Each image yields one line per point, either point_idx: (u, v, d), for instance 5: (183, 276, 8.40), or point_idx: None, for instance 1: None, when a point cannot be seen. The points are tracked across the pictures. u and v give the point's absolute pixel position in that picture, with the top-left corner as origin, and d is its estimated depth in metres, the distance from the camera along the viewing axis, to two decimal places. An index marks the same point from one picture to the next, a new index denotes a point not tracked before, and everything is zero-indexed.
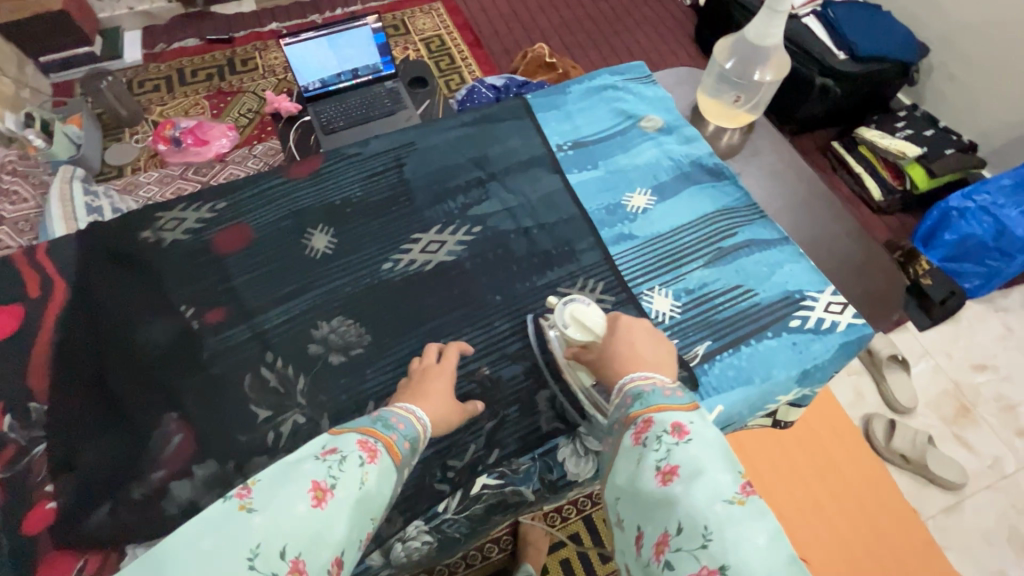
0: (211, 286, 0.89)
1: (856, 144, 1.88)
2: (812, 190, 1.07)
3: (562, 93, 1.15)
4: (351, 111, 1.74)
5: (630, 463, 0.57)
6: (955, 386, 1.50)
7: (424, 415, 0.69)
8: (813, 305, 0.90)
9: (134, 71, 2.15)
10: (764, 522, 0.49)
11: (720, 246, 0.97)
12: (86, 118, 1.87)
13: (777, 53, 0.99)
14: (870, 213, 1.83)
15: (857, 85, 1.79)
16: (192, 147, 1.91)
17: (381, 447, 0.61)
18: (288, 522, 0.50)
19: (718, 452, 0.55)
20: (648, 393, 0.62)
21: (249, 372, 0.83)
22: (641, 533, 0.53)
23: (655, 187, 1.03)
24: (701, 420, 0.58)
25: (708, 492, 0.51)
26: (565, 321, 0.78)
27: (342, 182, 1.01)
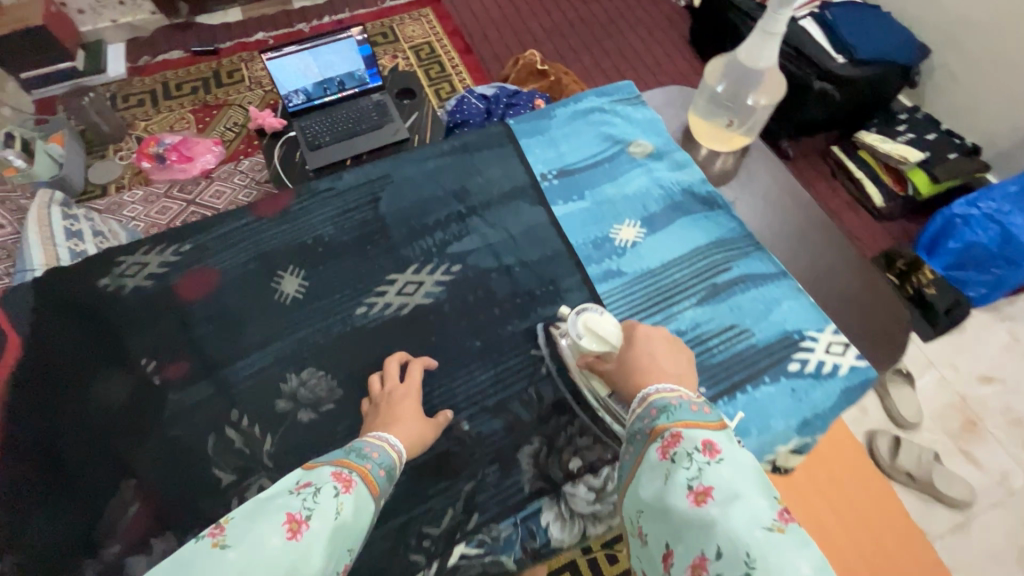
0: (174, 338, 0.85)
1: (856, 148, 1.82)
2: (810, 217, 1.01)
3: (546, 118, 1.10)
4: (336, 124, 1.68)
5: (656, 480, 0.51)
6: (961, 399, 1.45)
7: (398, 442, 0.67)
8: (813, 346, 0.85)
9: (118, 86, 2.09)
10: (809, 552, 0.43)
11: (714, 282, 0.91)
12: (68, 136, 1.83)
13: (770, 76, 0.94)
14: (872, 220, 1.79)
15: (859, 90, 1.72)
16: (177, 164, 1.88)
17: (356, 476, 0.58)
18: (262, 556, 0.46)
19: (754, 474, 0.49)
20: (675, 407, 0.56)
21: (212, 434, 0.78)
22: (669, 554, 0.47)
23: (645, 218, 0.98)
24: (732, 440, 0.53)
25: (746, 516, 0.45)
26: (579, 331, 0.75)
27: (314, 220, 0.96)
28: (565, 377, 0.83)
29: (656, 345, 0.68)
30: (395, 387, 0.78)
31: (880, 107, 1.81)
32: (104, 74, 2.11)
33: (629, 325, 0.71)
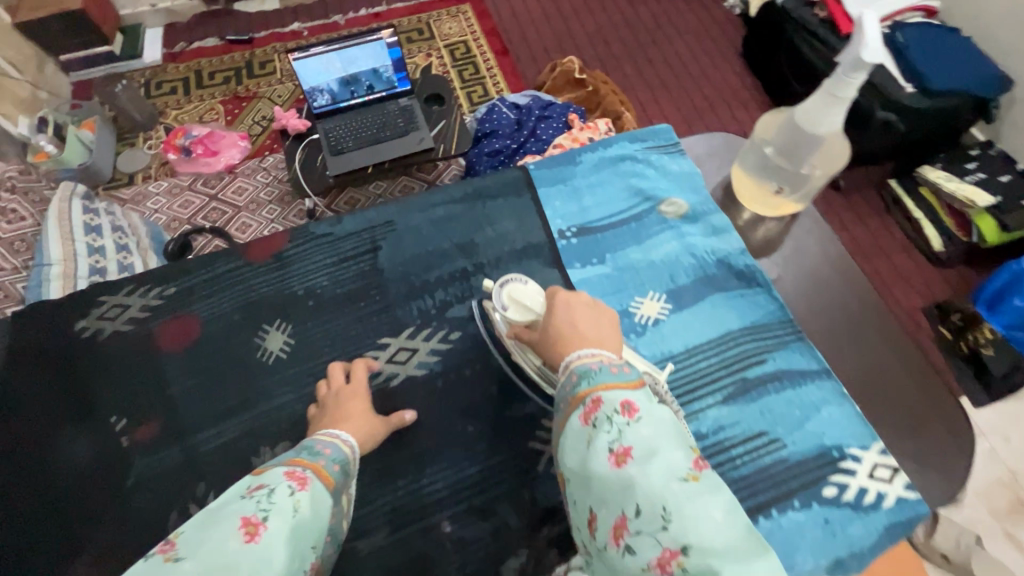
0: (146, 395, 0.79)
1: (916, 184, 1.65)
2: (865, 303, 0.88)
3: (570, 163, 0.99)
4: (360, 130, 1.60)
5: (580, 446, 0.50)
6: (1013, 477, 1.29)
7: (349, 436, 0.67)
8: (854, 468, 0.73)
9: (153, 72, 2.04)
10: (720, 497, 0.44)
11: (744, 376, 0.80)
12: (99, 123, 1.80)
13: (833, 142, 0.81)
14: (929, 265, 1.62)
15: (926, 123, 1.55)
16: (202, 157, 1.82)
17: (308, 472, 0.57)
18: (220, 562, 0.42)
19: (670, 428, 0.49)
20: (595, 370, 0.54)
21: (175, 510, 0.72)
22: (594, 515, 0.48)
23: (671, 291, 0.87)
24: (649, 397, 0.52)
25: (664, 471, 0.45)
26: (503, 303, 0.72)
27: (309, 268, 0.88)
28: None
29: (579, 310, 0.62)
30: (341, 389, 0.76)
31: (950, 141, 1.63)
32: (140, 60, 2.04)
33: (547, 292, 0.65)
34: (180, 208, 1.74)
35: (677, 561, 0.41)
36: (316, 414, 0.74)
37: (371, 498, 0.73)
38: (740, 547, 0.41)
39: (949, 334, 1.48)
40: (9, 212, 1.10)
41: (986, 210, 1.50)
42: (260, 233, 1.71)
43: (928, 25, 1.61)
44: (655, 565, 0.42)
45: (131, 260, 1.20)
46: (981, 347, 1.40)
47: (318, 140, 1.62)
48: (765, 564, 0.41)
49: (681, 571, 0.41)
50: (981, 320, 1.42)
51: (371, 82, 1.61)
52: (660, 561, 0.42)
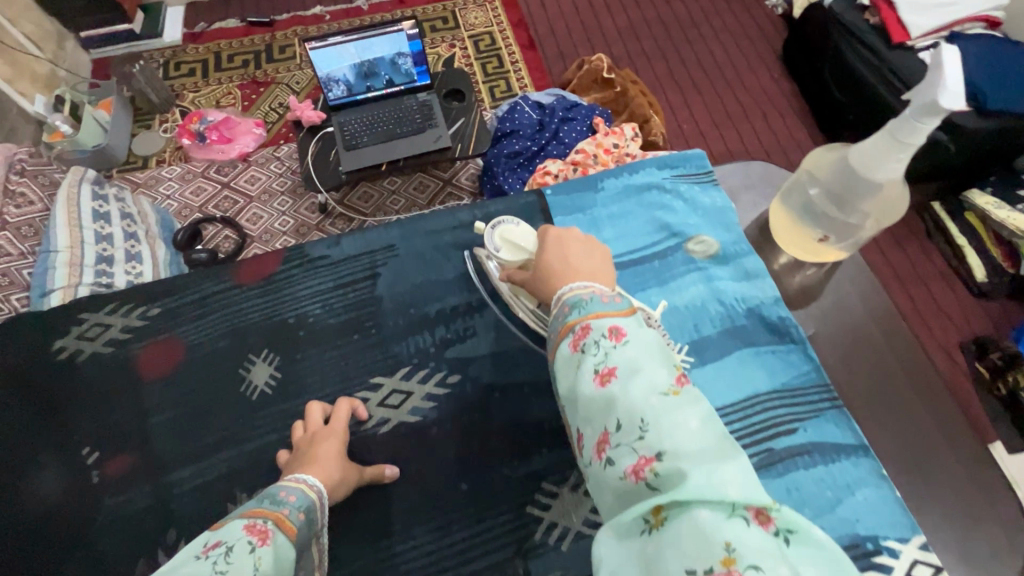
0: (122, 426, 0.74)
1: (963, 209, 1.52)
2: (910, 371, 0.79)
3: (591, 190, 0.91)
4: (376, 124, 1.53)
5: (569, 371, 0.49)
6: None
7: (315, 479, 0.62)
8: (891, 565, 0.65)
9: (172, 52, 1.98)
10: (699, 409, 0.42)
11: (770, 447, 0.71)
12: (116, 102, 1.76)
13: (892, 189, 0.72)
14: (971, 298, 1.50)
15: (980, 145, 1.43)
16: (216, 144, 1.76)
17: (270, 522, 0.52)
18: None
19: (657, 350, 0.46)
20: (587, 300, 0.51)
21: (143, 558, 0.67)
22: (581, 434, 0.47)
23: (694, 342, 0.79)
24: (642, 323, 0.49)
25: (644, 385, 0.43)
26: (496, 245, 0.72)
27: (301, 293, 0.82)
28: (563, 544, 0.67)
29: (571, 245, 0.59)
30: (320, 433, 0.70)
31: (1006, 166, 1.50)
32: (160, 39, 1.98)
33: (538, 232, 0.61)
34: (192, 194, 1.70)
35: (651, 466, 0.40)
36: (289, 461, 0.68)
37: (352, 556, 0.67)
38: (716, 454, 0.39)
39: (987, 373, 1.37)
40: (19, 196, 1.06)
41: None
42: (271, 225, 1.66)
43: (995, 36, 1.46)
44: (631, 472, 0.41)
45: (140, 249, 1.15)
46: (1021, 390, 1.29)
47: (332, 133, 1.56)
48: (740, 466, 0.38)
49: (654, 475, 0.39)
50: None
51: (389, 75, 1.53)
52: (635, 468, 0.41)
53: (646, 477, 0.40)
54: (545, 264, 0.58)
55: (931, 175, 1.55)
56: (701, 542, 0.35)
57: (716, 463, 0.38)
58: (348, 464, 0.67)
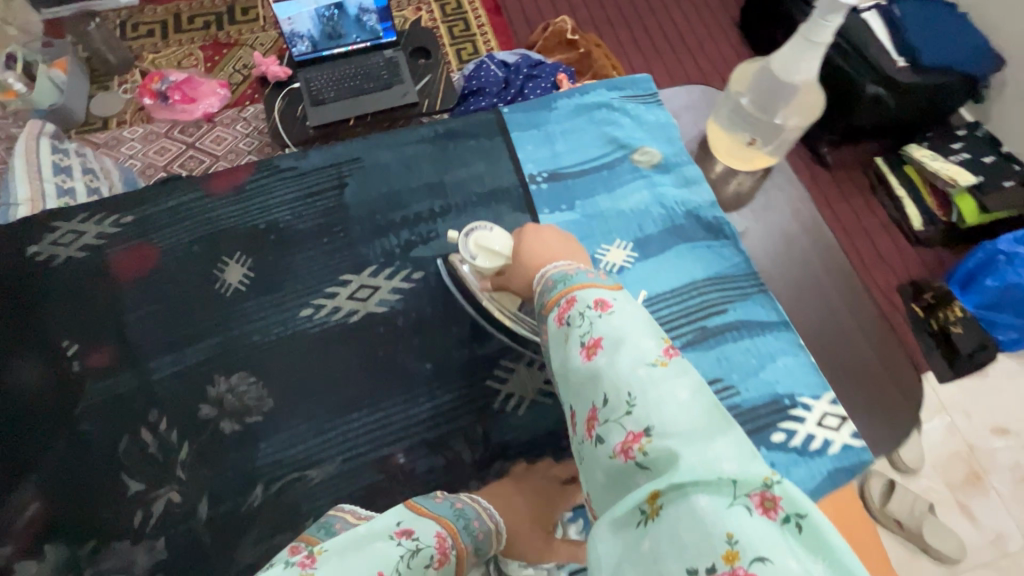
0: (102, 323, 0.77)
1: (902, 162, 1.65)
2: (828, 265, 0.87)
3: (545, 109, 0.97)
4: (343, 81, 1.54)
5: (556, 346, 0.47)
6: (969, 449, 1.36)
7: (499, 519, 0.58)
8: (803, 416, 0.74)
9: (129, 13, 1.94)
10: (691, 379, 0.39)
11: (704, 325, 0.80)
12: (71, 64, 1.72)
13: (806, 91, 0.82)
14: (907, 245, 1.62)
15: (918, 97, 1.52)
16: (180, 104, 1.74)
17: (454, 544, 0.50)
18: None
19: (644, 321, 0.44)
20: (572, 275, 0.51)
21: (126, 436, 0.71)
22: (571, 411, 0.44)
23: (638, 240, 0.86)
24: (630, 296, 0.47)
25: (630, 358, 0.40)
26: (471, 253, 0.71)
27: (271, 201, 0.87)
28: (518, 412, 0.75)
29: (547, 236, 0.60)
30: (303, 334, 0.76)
31: (938, 121, 1.62)
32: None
33: (515, 232, 0.62)
34: (156, 155, 1.70)
35: (640, 444, 0.37)
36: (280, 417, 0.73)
37: (325, 430, 0.73)
38: (709, 427, 0.36)
39: (920, 312, 1.51)
40: None
41: (967, 191, 1.51)
42: None
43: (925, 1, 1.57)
44: (619, 451, 0.38)
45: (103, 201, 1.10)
46: (951, 326, 1.45)
47: (298, 90, 1.55)
48: (737, 442, 0.36)
49: (643, 455, 0.36)
50: (952, 300, 1.48)
51: (356, 35, 1.55)
52: (623, 447, 0.38)
53: (635, 457, 0.37)
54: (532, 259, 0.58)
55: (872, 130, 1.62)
56: (700, 533, 0.32)
57: (709, 441, 0.35)
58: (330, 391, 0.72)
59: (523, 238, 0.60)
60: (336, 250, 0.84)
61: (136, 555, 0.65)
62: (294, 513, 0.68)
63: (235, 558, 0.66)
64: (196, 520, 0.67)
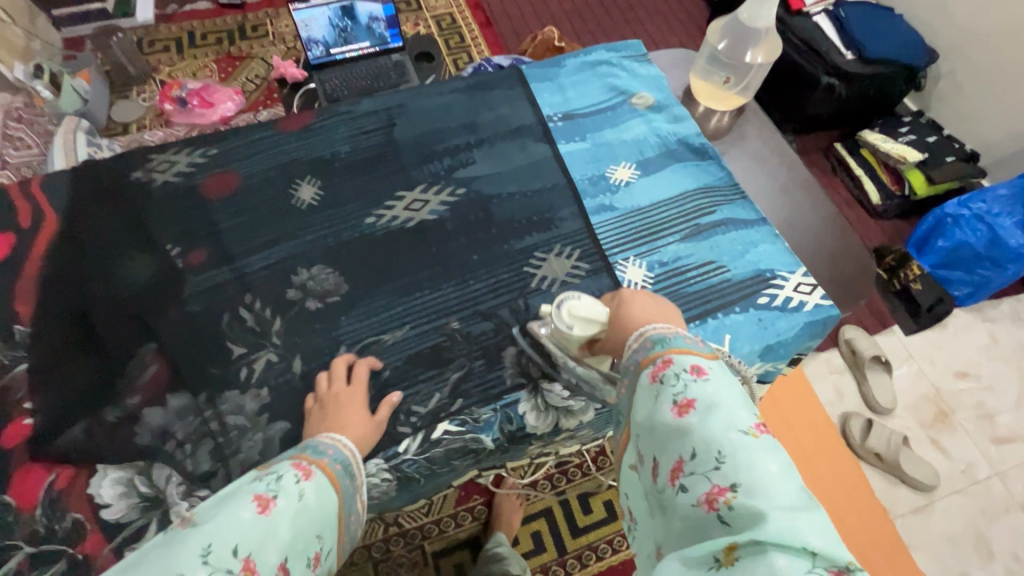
0: (198, 229, 0.92)
1: (857, 146, 1.84)
2: (792, 176, 1.08)
3: (556, 66, 1.16)
4: (355, 80, 1.68)
5: (647, 399, 0.56)
6: (936, 391, 1.52)
7: (352, 443, 0.67)
8: (782, 284, 0.92)
9: (144, 31, 2.07)
10: (776, 454, 0.48)
11: (698, 223, 0.98)
12: (94, 74, 1.82)
13: (767, 34, 1.03)
14: (868, 216, 1.80)
15: (865, 88, 1.74)
16: (198, 108, 1.87)
17: (316, 467, 0.60)
18: (234, 529, 0.49)
19: (736, 394, 0.53)
20: (670, 338, 0.60)
21: (227, 312, 0.85)
22: (656, 460, 0.53)
23: (640, 161, 1.05)
24: (722, 367, 0.57)
25: (722, 422, 0.50)
26: (567, 323, 0.76)
27: (332, 138, 1.03)
28: (552, 289, 0.90)
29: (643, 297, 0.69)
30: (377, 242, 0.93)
31: (886, 110, 1.86)
32: (133, 18, 2.07)
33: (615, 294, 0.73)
34: None
35: (724, 498, 0.46)
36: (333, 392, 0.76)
37: (392, 311, 0.87)
38: (791, 497, 0.45)
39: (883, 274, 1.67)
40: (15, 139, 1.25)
41: (916, 166, 1.72)
42: None
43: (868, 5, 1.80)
44: (704, 501, 0.47)
45: None
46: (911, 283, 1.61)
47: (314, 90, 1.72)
48: (819, 521, 0.43)
49: (727, 508, 0.46)
50: (910, 260, 1.63)
51: (366, 40, 1.71)
52: (708, 497, 0.47)
53: (719, 509, 0.46)
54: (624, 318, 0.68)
55: (829, 117, 1.84)
56: None
57: (794, 510, 0.44)
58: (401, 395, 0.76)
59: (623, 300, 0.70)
60: (389, 177, 1.00)
61: (245, 401, 0.79)
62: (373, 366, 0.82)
63: None
64: (293, 374, 0.81)
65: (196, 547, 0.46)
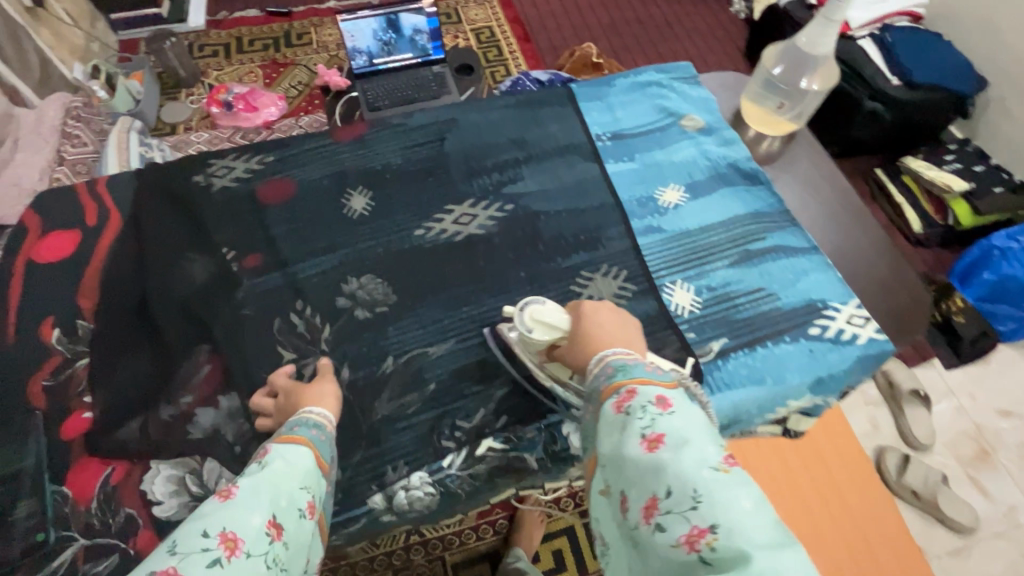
0: (254, 235, 0.94)
1: (900, 173, 1.79)
2: (844, 204, 1.07)
3: (606, 86, 1.17)
4: (395, 91, 1.68)
5: (614, 432, 0.54)
6: (978, 429, 1.47)
7: (323, 411, 0.69)
8: (834, 315, 0.90)
9: (196, 36, 2.14)
10: (751, 487, 0.46)
11: (748, 249, 0.97)
12: (147, 75, 1.88)
13: (825, 61, 1.01)
14: (909, 245, 1.75)
15: (911, 114, 1.71)
16: (243, 112, 1.91)
17: (274, 443, 0.61)
18: (198, 519, 0.49)
19: (702, 426, 0.52)
20: (631, 366, 0.59)
21: (279, 317, 0.87)
22: (626, 496, 0.50)
23: (689, 185, 1.04)
24: (685, 396, 0.55)
25: (695, 458, 0.48)
26: (528, 326, 0.74)
27: (383, 150, 1.05)
28: None
29: (604, 314, 0.69)
30: (425, 254, 0.94)
31: (930, 136, 1.81)
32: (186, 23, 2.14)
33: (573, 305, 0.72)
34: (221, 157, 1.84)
35: (705, 540, 0.43)
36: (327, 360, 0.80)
37: (437, 323, 0.88)
38: (769, 533, 0.43)
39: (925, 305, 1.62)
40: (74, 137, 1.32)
41: (961, 196, 1.68)
42: None
43: (916, 30, 1.76)
44: (684, 542, 0.44)
45: None
46: (954, 315, 1.55)
47: (356, 97, 1.75)
48: (801, 559, 0.41)
49: (709, 549, 0.43)
50: (953, 292, 1.58)
51: (408, 51, 1.73)
52: (688, 538, 0.44)
53: (700, 551, 0.43)
54: (588, 332, 0.67)
55: (871, 142, 1.81)
56: None
57: (776, 549, 0.41)
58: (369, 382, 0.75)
59: (582, 314, 0.70)
60: (438, 190, 1.01)
61: None
62: (419, 378, 0.83)
63: (372, 415, 0.80)
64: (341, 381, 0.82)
65: (164, 544, 0.46)
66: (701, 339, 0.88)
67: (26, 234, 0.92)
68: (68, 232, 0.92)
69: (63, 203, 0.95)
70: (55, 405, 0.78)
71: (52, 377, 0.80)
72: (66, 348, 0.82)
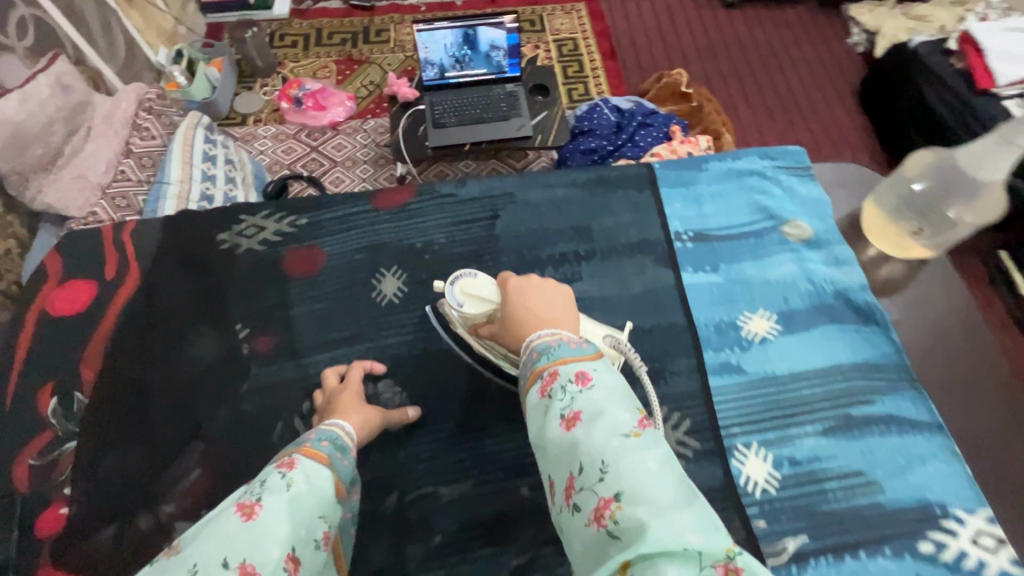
0: (272, 312, 0.85)
1: None
2: (981, 368, 0.84)
3: (696, 169, 0.99)
4: (465, 107, 1.51)
5: (536, 417, 0.50)
6: None
7: (349, 429, 0.63)
8: (955, 530, 0.70)
9: (278, 25, 2.08)
10: (659, 450, 0.43)
11: (849, 413, 0.77)
12: (227, 63, 1.82)
13: (988, 193, 0.83)
14: None
15: None
16: (311, 110, 1.84)
17: (297, 455, 0.53)
18: (217, 541, 0.42)
19: (619, 394, 0.48)
20: (553, 347, 0.53)
21: (282, 421, 0.77)
22: (552, 480, 0.47)
23: (783, 313, 0.85)
24: (607, 364, 0.51)
25: (605, 429, 0.45)
26: (458, 300, 0.73)
27: (428, 223, 0.93)
28: None
29: (530, 291, 0.63)
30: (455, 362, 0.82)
31: None
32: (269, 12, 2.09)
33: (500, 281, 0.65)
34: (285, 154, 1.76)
35: (610, 511, 0.41)
36: (322, 414, 0.72)
37: (456, 451, 0.76)
38: (675, 496, 0.41)
39: None
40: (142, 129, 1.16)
41: None
42: (354, 152, 1.75)
43: None
44: (594, 518, 0.42)
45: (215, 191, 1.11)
46: None
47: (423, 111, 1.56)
48: (700, 516, 0.39)
49: (614, 522, 0.40)
50: None
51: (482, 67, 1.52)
52: (597, 513, 0.42)
53: (606, 525, 0.41)
54: (518, 320, 0.61)
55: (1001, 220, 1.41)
56: None
57: (670, 512, 0.39)
58: (368, 408, 0.71)
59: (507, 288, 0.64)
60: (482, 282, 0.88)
61: None
62: (424, 525, 0.71)
63: (364, 564, 0.68)
64: None
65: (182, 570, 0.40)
66: (774, 531, 0.70)
67: (45, 280, 0.86)
68: (85, 283, 0.86)
69: (88, 249, 0.89)
70: (31, 495, 0.71)
71: (37, 457, 0.73)
72: (59, 423, 0.76)
